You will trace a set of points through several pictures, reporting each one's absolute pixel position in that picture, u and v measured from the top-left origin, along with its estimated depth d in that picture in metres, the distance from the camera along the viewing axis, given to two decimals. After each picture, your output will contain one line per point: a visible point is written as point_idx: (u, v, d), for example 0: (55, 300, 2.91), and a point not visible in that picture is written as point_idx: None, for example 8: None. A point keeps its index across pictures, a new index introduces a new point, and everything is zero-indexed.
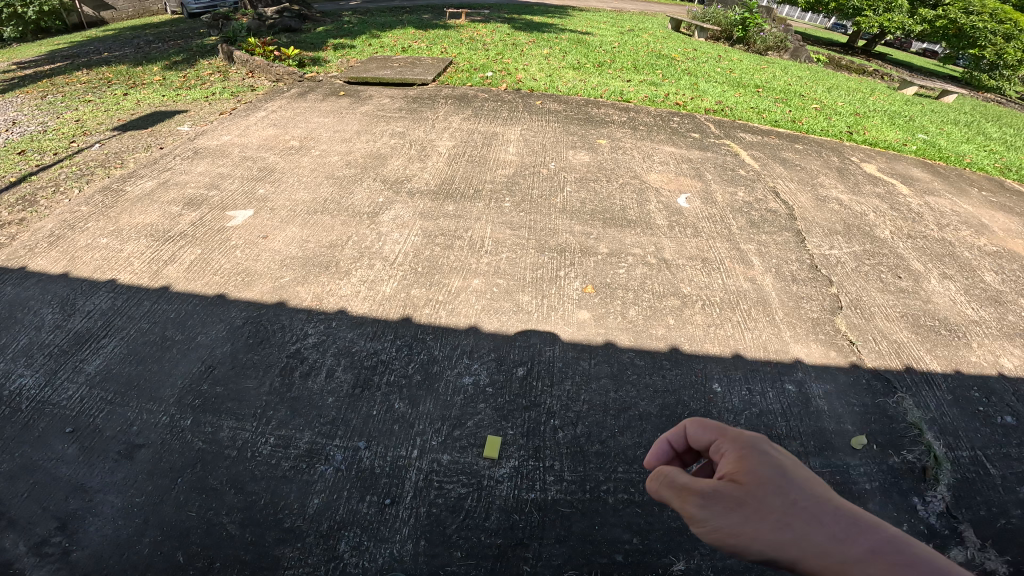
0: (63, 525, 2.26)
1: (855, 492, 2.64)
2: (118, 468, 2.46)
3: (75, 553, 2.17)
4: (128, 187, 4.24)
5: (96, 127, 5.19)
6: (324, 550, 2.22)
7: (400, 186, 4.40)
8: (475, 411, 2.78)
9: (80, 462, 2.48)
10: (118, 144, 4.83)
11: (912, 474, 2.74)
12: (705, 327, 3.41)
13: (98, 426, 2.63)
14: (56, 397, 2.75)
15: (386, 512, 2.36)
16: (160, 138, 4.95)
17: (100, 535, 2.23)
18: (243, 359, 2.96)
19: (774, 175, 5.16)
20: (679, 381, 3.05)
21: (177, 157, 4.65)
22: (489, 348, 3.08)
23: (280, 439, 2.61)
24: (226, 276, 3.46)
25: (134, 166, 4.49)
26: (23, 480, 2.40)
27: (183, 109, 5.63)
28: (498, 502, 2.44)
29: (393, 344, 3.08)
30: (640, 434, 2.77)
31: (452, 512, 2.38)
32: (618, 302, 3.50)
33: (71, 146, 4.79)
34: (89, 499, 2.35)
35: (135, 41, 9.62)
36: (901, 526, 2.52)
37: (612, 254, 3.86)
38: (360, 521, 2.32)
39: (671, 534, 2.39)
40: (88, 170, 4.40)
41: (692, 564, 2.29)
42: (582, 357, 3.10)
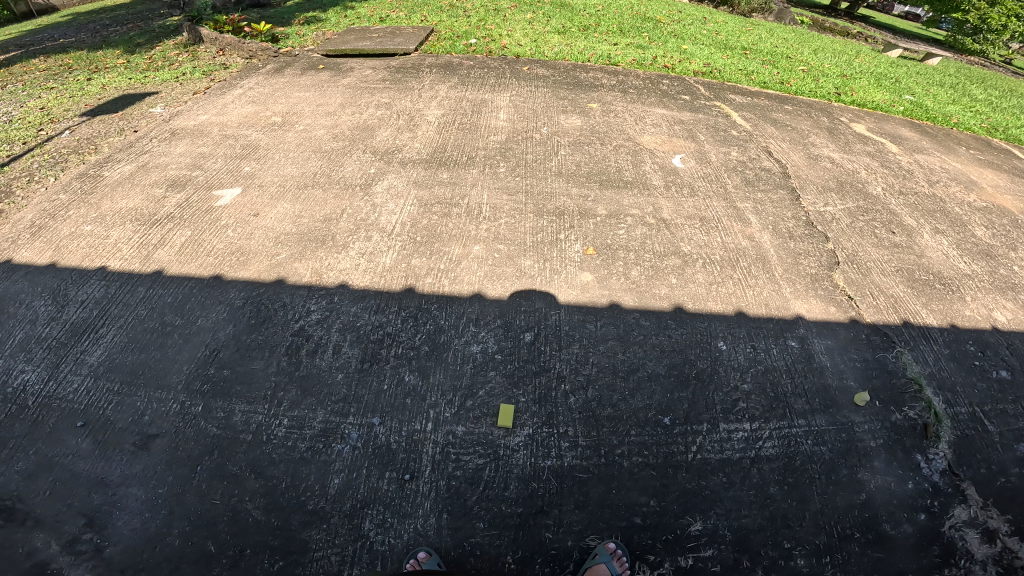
0: (91, 522, 2.27)
1: (862, 451, 2.69)
2: (135, 459, 2.46)
3: (109, 549, 2.19)
4: (105, 173, 3.95)
5: (62, 114, 4.63)
6: (349, 530, 2.26)
7: (391, 156, 4.22)
8: (486, 379, 2.76)
9: (97, 456, 2.48)
10: (88, 129, 4.38)
11: (913, 431, 2.80)
12: (707, 286, 3.35)
13: (109, 418, 2.62)
14: (61, 391, 2.72)
15: (406, 489, 2.37)
16: (131, 121, 4.34)
17: (129, 529, 2.25)
18: (246, 341, 2.88)
19: (767, 136, 4.99)
20: (684, 341, 3.05)
21: (153, 139, 4.10)
22: (495, 316, 3.01)
23: (294, 421, 2.59)
24: (220, 257, 3.23)
25: (109, 151, 4.12)
26: (43, 477, 2.40)
27: (151, 89, 4.79)
28: (516, 471, 2.45)
29: (398, 317, 2.97)
30: (650, 396, 2.79)
31: (471, 484, 2.40)
32: (621, 262, 3.34)
33: (39, 134, 4.35)
34: (112, 494, 2.36)
35: (91, 27, 9.15)
36: (906, 484, 2.58)
37: (610, 217, 3.77)
38: (382, 499, 2.34)
39: (687, 496, 2.43)
40: (61, 158, 4.08)
41: (708, 525, 2.35)
42: (588, 320, 3.05)
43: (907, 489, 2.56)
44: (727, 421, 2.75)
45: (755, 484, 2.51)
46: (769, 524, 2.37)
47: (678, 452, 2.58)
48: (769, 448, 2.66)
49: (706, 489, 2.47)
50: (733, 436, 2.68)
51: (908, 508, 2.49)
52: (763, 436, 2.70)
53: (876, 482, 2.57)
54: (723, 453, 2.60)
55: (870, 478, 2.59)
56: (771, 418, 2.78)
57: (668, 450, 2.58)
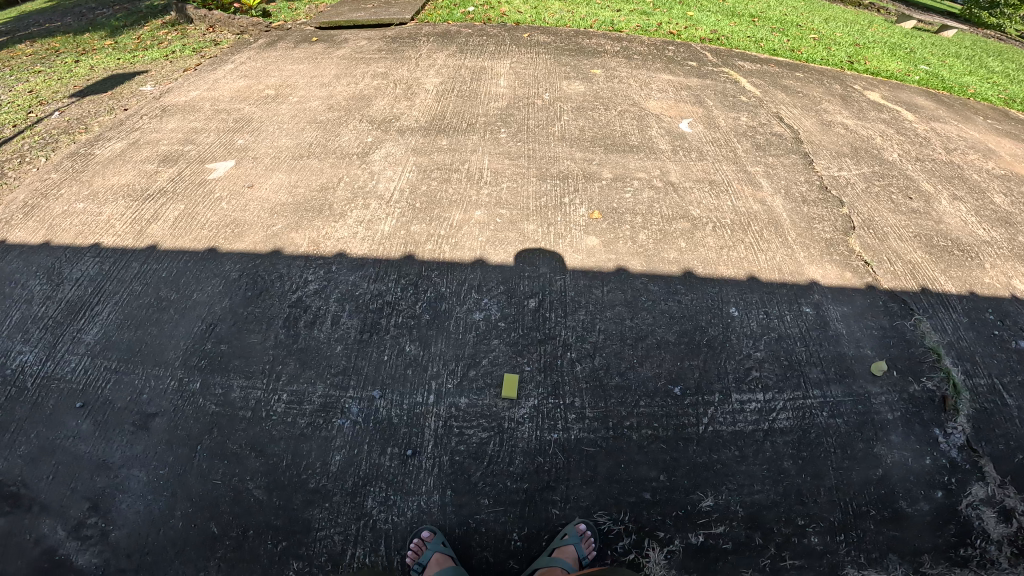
0: (95, 506, 2.30)
1: (878, 423, 2.61)
2: (135, 439, 2.47)
3: (114, 533, 2.23)
4: (96, 151, 3.81)
5: (49, 93, 4.39)
6: (352, 509, 2.24)
7: (389, 125, 3.53)
8: (489, 348, 2.61)
9: (97, 437, 2.49)
10: (77, 109, 4.18)
11: (931, 403, 2.69)
12: (718, 250, 3.12)
13: (108, 397, 2.63)
14: (60, 371, 2.72)
15: (408, 465, 2.33)
16: (122, 100, 4.18)
17: (133, 513, 2.28)
18: (243, 313, 2.76)
19: (776, 101, 4.66)
20: (695, 307, 2.89)
21: (144, 116, 3.97)
22: (498, 282, 2.75)
23: (293, 395, 2.53)
24: (215, 229, 3.09)
25: (100, 129, 3.94)
26: (45, 461, 2.41)
27: (142, 70, 4.62)
28: (521, 445, 2.39)
29: (398, 285, 2.75)
30: (659, 364, 2.69)
31: (475, 459, 2.34)
32: (627, 226, 3.05)
33: (27, 116, 4.13)
34: (114, 476, 2.38)
35: (79, 8, 8.89)
36: (923, 459, 2.49)
37: (617, 178, 3.25)
38: (384, 476, 2.31)
39: (698, 470, 2.38)
40: (51, 138, 3.91)
41: (720, 500, 2.31)
42: (594, 285, 2.82)
43: (924, 465, 2.47)
44: (739, 391, 2.67)
45: (768, 458, 2.44)
46: (782, 500, 2.32)
47: (689, 425, 2.51)
48: (782, 420, 2.59)
49: (717, 463, 2.41)
50: (745, 407, 2.61)
51: (925, 485, 2.41)
52: (776, 407, 2.62)
53: (893, 457, 2.49)
54: (735, 426, 2.54)
55: (886, 453, 2.50)
56: (785, 388, 2.70)
57: (678, 422, 2.52)
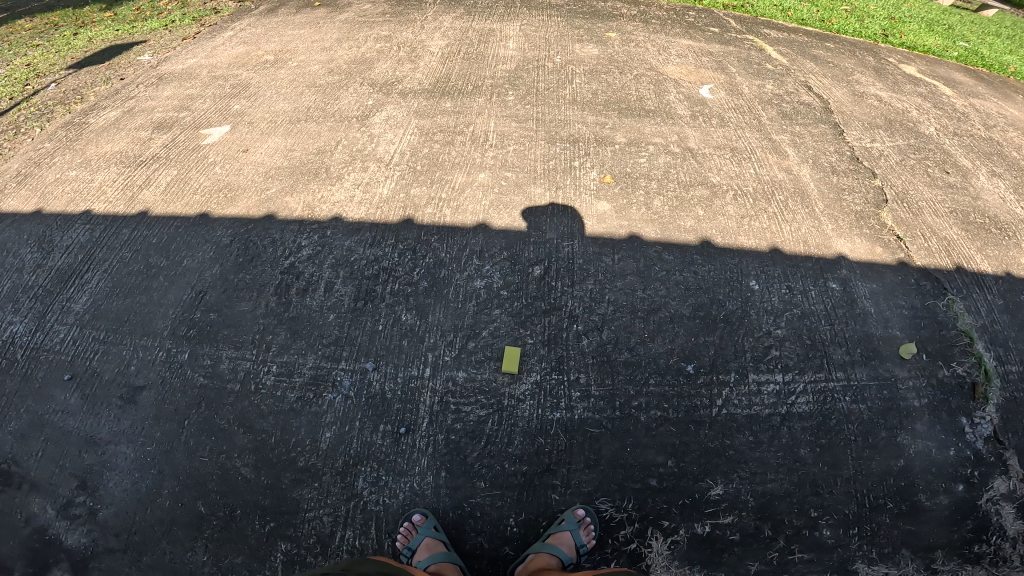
0: (83, 484, 2.31)
1: (903, 411, 2.42)
2: (122, 414, 2.45)
3: (102, 512, 2.25)
4: (91, 120, 3.68)
5: (46, 62, 4.26)
6: (342, 489, 2.22)
7: (391, 87, 3.29)
8: (490, 318, 2.40)
9: (85, 412, 2.47)
10: (75, 81, 4.04)
11: (960, 391, 2.49)
12: (738, 219, 2.90)
13: (96, 369, 2.58)
14: (49, 342, 2.66)
15: (401, 444, 2.26)
16: (119, 70, 4.03)
17: (119, 491, 2.29)
18: (233, 280, 2.64)
19: (804, 70, 4.15)
20: (712, 279, 2.65)
21: (140, 85, 3.82)
22: (501, 247, 2.53)
23: (283, 367, 2.44)
24: (207, 194, 2.97)
25: (95, 99, 3.81)
26: (35, 437, 2.40)
27: (140, 40, 4.47)
28: (521, 424, 2.27)
29: (395, 250, 2.54)
30: (672, 339, 2.48)
31: (472, 439, 2.25)
32: (641, 191, 2.85)
33: (24, 89, 4.00)
34: (101, 454, 2.37)
35: None
36: (947, 450, 2.33)
37: (631, 143, 3.03)
38: (376, 456, 2.25)
39: (708, 456, 2.26)
40: (47, 109, 3.80)
41: (729, 489, 2.20)
42: (604, 252, 2.58)
43: (948, 456, 2.31)
44: (757, 371, 2.49)
45: (784, 445, 2.30)
46: (795, 490, 2.20)
47: (702, 407, 2.36)
48: (802, 404, 2.42)
49: (729, 449, 2.28)
50: (762, 389, 2.43)
51: (946, 477, 2.26)
52: (795, 390, 2.45)
53: (916, 448, 2.33)
54: (750, 409, 2.38)
55: (909, 443, 2.34)
56: (806, 369, 2.51)
57: (690, 403, 2.36)
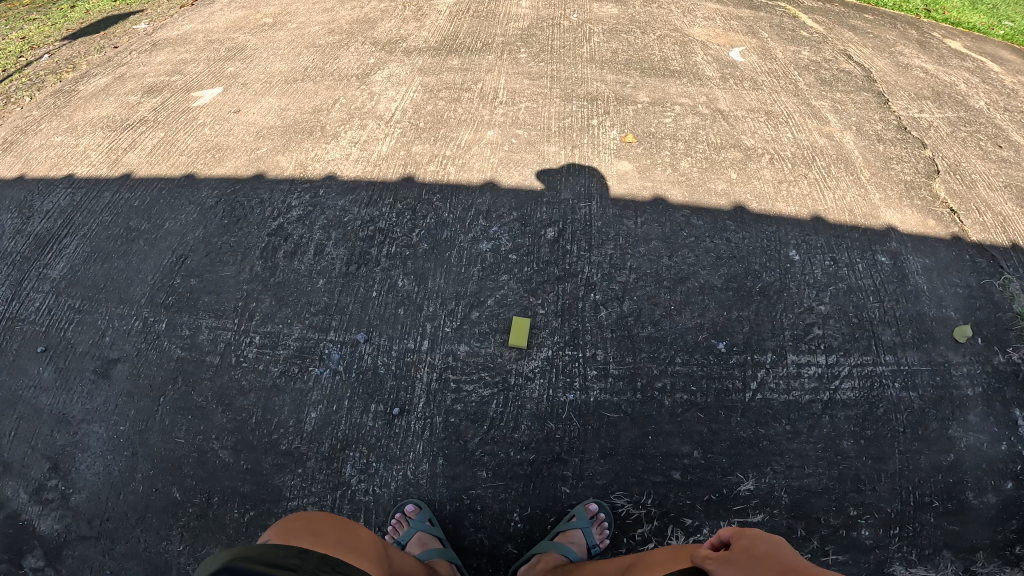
0: (56, 466, 2.09)
1: (955, 400, 2.09)
2: (96, 389, 2.23)
3: (75, 496, 2.03)
4: (81, 87, 3.51)
5: (42, 33, 4.12)
6: (328, 476, 1.95)
7: (395, 45, 3.07)
8: (497, 285, 2.12)
9: (58, 388, 2.25)
10: (68, 50, 3.88)
11: (1017, 380, 2.14)
12: (776, 184, 2.60)
13: (70, 340, 2.36)
14: (23, 311, 2.45)
15: (394, 427, 2.00)
16: (113, 38, 3.87)
17: (93, 474, 2.07)
18: (217, 244, 2.41)
19: (843, 38, 3.82)
20: (748, 247, 2.35)
21: (132, 51, 3.64)
22: (510, 207, 2.26)
23: (266, 338, 2.18)
24: (194, 155, 2.76)
25: (87, 66, 3.64)
26: (7, 415, 2.20)
27: (138, 10, 4.31)
28: (529, 407, 1.99)
29: (392, 210, 2.29)
30: (702, 313, 2.16)
31: (473, 422, 1.98)
32: (667, 151, 2.57)
33: (17, 59, 3.86)
34: (74, 433, 2.15)
35: None
36: (999, 444, 2.00)
37: (655, 102, 2.75)
38: (366, 439, 1.99)
39: (739, 447, 1.96)
40: (38, 79, 3.64)
41: (763, 484, 1.90)
42: (626, 216, 2.30)
43: (999, 451, 1.99)
44: (797, 352, 2.17)
45: (825, 436, 2.00)
46: (835, 486, 1.91)
47: (734, 391, 2.06)
48: (847, 390, 2.10)
49: (764, 440, 1.98)
50: (803, 372, 2.12)
51: (997, 473, 1.95)
52: (840, 374, 2.13)
53: (966, 442, 2.01)
54: (789, 395, 2.07)
55: (960, 435, 2.02)
56: (852, 351, 2.19)
57: (721, 386, 2.06)
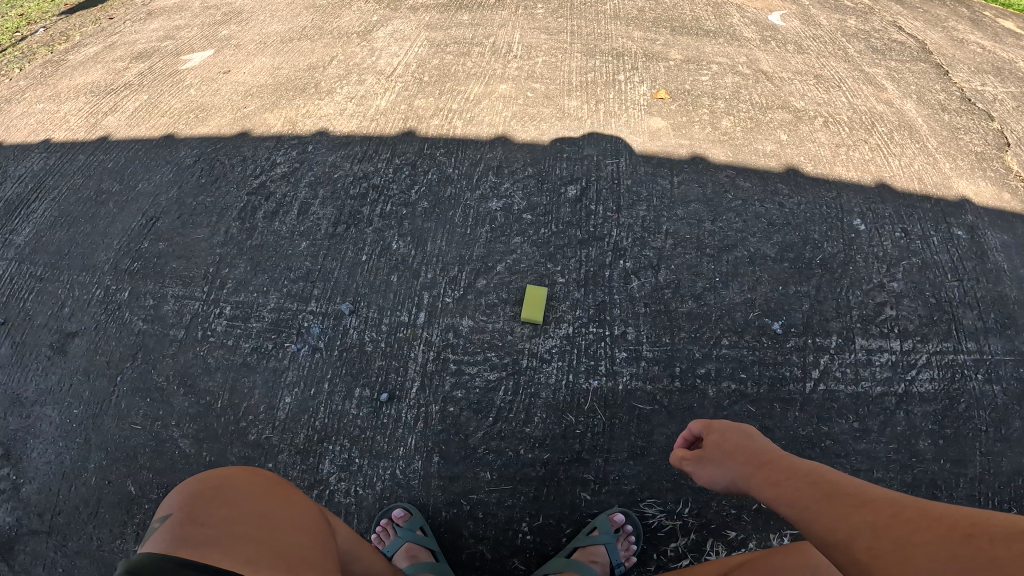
0: (7, 453, 1.78)
1: None
2: (51, 366, 1.92)
3: (26, 487, 1.71)
4: (70, 57, 3.32)
5: (41, 8, 3.98)
6: (303, 474, 1.61)
7: (400, 4, 2.82)
8: (508, 248, 1.80)
9: (11, 365, 1.95)
10: (64, 24, 3.72)
11: None
12: (833, 148, 2.26)
13: (28, 311, 2.06)
14: None
15: (381, 416, 1.66)
16: (111, 11, 3.71)
17: (44, 464, 1.75)
18: (191, 204, 2.13)
19: (891, 11, 3.49)
20: (804, 214, 2.00)
21: (127, 22, 3.46)
22: (524, 163, 1.95)
23: (239, 309, 1.86)
24: (177, 115, 2.52)
25: (80, 38, 3.46)
26: None
27: None
28: (544, 395, 1.65)
29: (389, 165, 1.99)
30: (752, 287, 1.80)
31: (477, 412, 1.64)
32: (705, 110, 2.25)
33: (13, 33, 3.71)
34: (26, 416, 1.84)
35: None
36: None
37: (689, 59, 2.45)
38: (348, 430, 1.65)
39: (799, 448, 1.59)
40: (30, 50, 3.47)
41: None
42: (659, 175, 1.97)
43: None
44: (866, 336, 1.79)
45: (898, 435, 1.62)
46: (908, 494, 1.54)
47: (792, 381, 1.68)
48: (924, 382, 1.71)
49: (826, 439, 1.60)
50: (873, 360, 1.74)
51: None
52: (917, 363, 1.74)
53: None
54: (857, 387, 1.69)
55: None
56: (930, 336, 1.80)
57: (776, 374, 1.69)
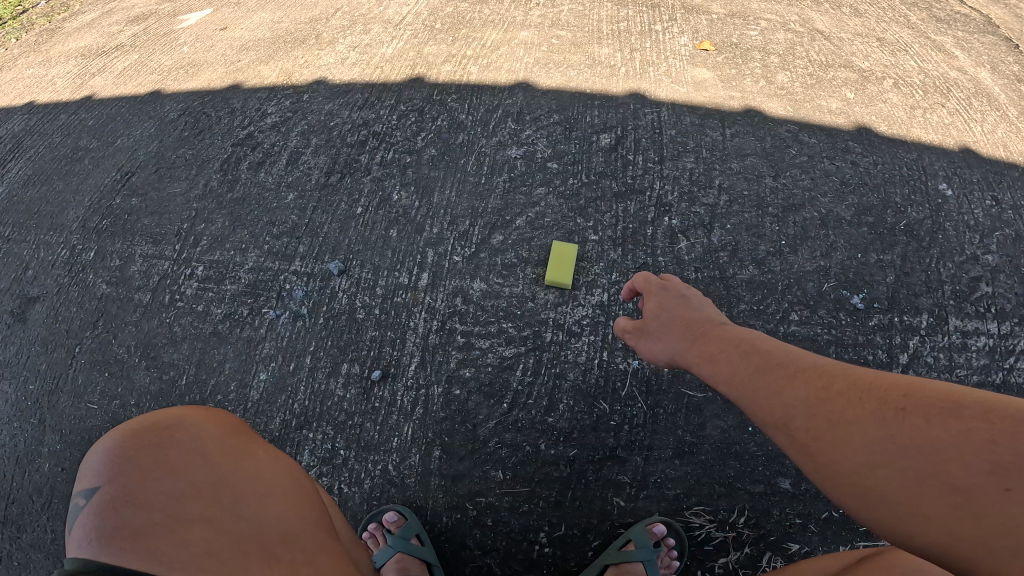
0: None
1: None
2: (7, 335, 1.66)
3: None
4: (67, 25, 3.15)
5: None
6: None
7: None
8: (530, 202, 1.52)
9: None
10: None
11: None
12: (906, 107, 1.96)
13: None
14: None
15: (371, 398, 1.36)
16: None
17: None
18: (170, 158, 1.90)
19: None
20: (882, 174, 1.69)
21: None
22: (549, 109, 1.69)
23: (212, 269, 1.60)
24: (167, 71, 2.30)
25: (80, 6, 3.31)
26: None
27: None
28: (571, 376, 1.34)
29: (392, 111, 1.74)
30: (824, 252, 1.50)
31: (488, 395, 1.34)
32: (756, 63, 1.97)
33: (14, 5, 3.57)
34: None
35: None
36: None
37: (734, 13, 2.19)
38: (332, 413, 1.36)
39: None
40: (28, 19, 3.32)
41: None
42: (708, 127, 1.69)
43: None
44: (963, 315, 1.46)
45: None
46: None
47: (876, 366, 1.36)
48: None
49: None
50: (972, 344, 1.41)
51: None
52: (1020, 348, 1.40)
53: None
54: (950, 375, 1.36)
55: None
56: None
57: (858, 357, 1.36)
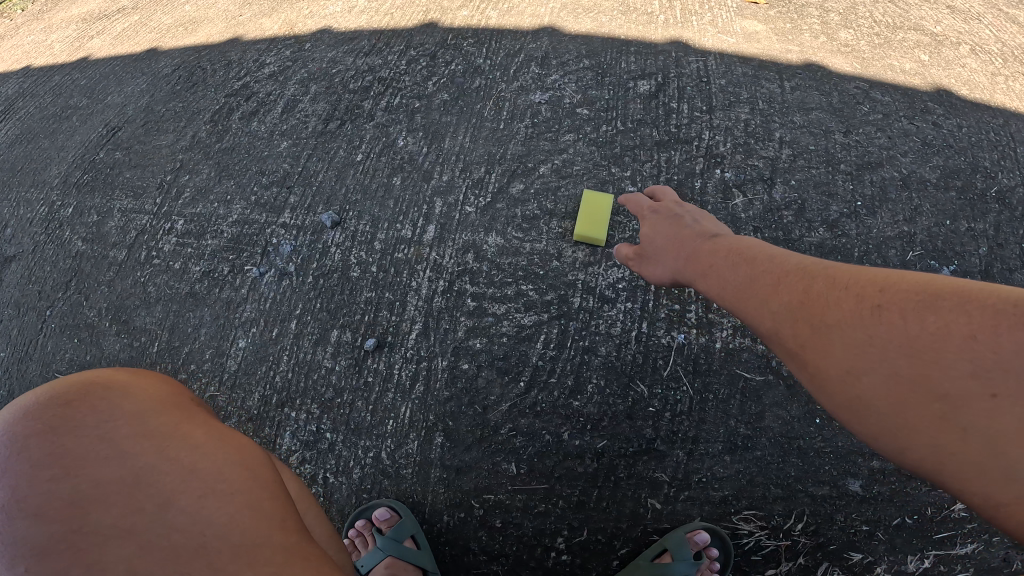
0: None
1: None
2: None
3: None
4: None
5: None
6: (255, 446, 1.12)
7: None
8: (557, 152, 1.32)
9: None
10: None
11: None
12: (989, 64, 1.69)
13: None
14: None
15: (363, 371, 1.15)
16: None
17: None
18: (159, 111, 1.74)
19: None
20: (968, 135, 1.45)
21: None
22: (579, 54, 1.49)
23: (193, 223, 1.42)
24: (166, 31, 2.17)
25: None
26: None
27: None
28: (602, 353, 1.12)
29: (401, 56, 1.55)
30: (903, 215, 1.26)
31: (500, 371, 1.11)
32: (813, 17, 1.75)
33: None
34: None
35: None
36: None
37: None
38: (317, 387, 1.15)
39: None
40: None
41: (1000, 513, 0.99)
42: (763, 76, 1.48)
43: None
44: None
45: None
46: None
47: None
48: None
49: None
50: None
51: None
52: None
53: None
54: None
55: None
56: None
57: None
